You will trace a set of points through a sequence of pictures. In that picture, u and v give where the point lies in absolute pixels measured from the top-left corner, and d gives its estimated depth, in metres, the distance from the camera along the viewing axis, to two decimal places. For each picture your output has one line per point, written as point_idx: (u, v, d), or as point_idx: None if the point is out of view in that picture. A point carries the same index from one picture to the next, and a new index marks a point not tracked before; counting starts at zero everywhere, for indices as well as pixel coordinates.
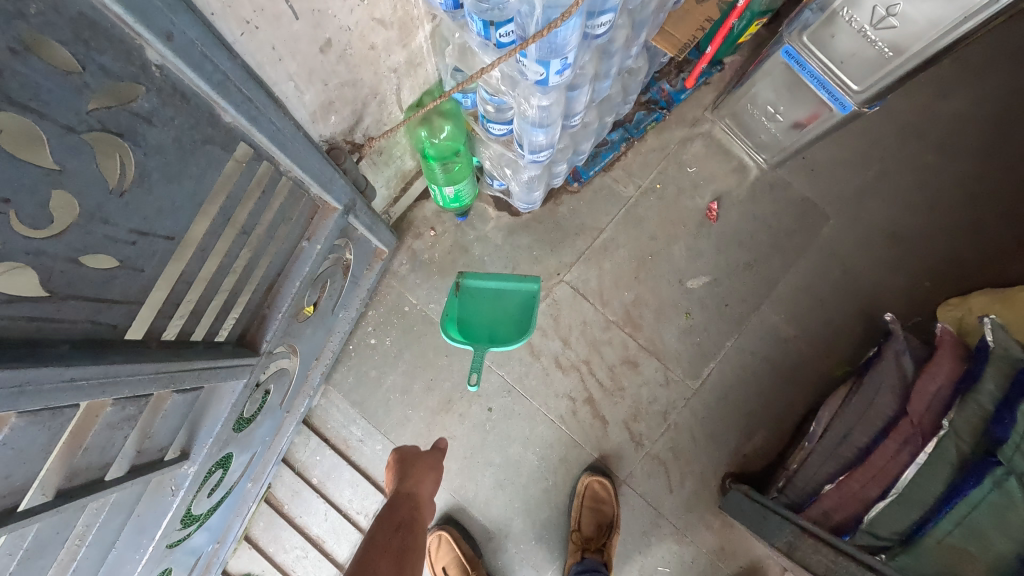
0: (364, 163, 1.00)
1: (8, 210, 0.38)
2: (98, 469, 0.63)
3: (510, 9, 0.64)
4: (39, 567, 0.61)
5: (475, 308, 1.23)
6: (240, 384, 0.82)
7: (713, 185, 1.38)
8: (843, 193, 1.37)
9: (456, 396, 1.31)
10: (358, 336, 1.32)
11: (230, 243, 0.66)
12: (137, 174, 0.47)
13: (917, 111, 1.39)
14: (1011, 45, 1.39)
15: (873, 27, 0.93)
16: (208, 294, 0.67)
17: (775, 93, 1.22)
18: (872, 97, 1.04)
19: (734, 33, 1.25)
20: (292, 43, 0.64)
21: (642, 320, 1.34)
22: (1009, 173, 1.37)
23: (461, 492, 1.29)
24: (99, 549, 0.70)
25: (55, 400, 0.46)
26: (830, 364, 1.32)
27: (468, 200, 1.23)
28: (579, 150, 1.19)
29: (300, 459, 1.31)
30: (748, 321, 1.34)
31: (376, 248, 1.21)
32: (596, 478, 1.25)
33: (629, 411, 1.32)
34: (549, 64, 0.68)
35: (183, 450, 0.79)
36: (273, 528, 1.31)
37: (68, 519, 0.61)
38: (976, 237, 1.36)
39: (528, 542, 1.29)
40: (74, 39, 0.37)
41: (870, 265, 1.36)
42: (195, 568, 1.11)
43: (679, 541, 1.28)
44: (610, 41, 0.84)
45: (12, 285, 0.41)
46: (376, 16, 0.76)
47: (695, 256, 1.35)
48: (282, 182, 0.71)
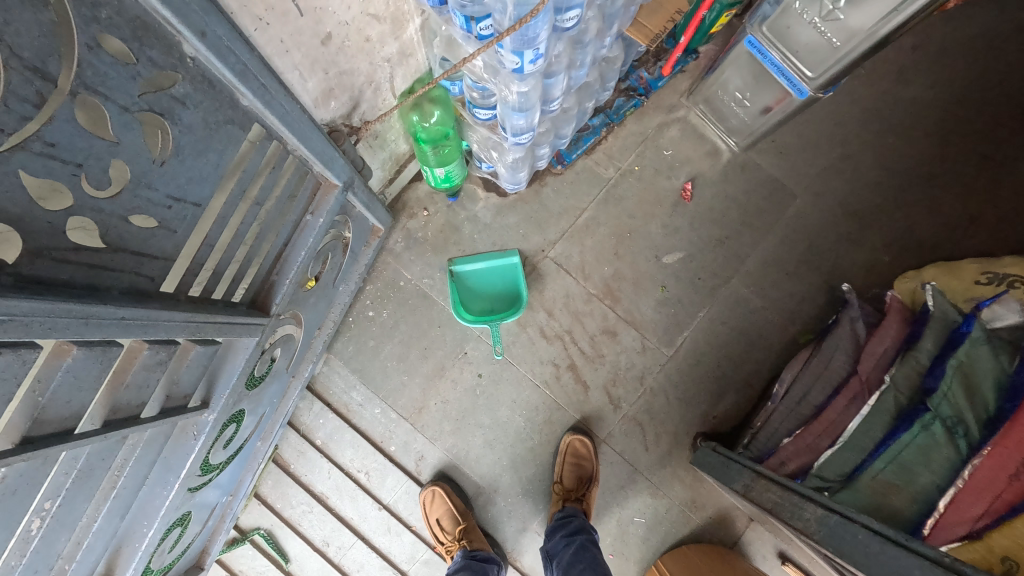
0: (361, 145, 1.10)
1: (81, 173, 0.48)
2: (135, 406, 0.73)
3: (487, 5, 0.73)
4: (88, 488, 0.71)
5: (474, 290, 1.43)
6: (253, 342, 0.92)
7: (688, 166, 1.47)
8: (809, 174, 1.47)
9: (448, 363, 1.42)
10: (357, 308, 1.43)
11: (246, 212, 0.76)
12: (173, 148, 0.56)
13: (879, 97, 1.48)
14: (968, 35, 1.49)
15: (823, 18, 1.03)
16: (227, 257, 0.77)
17: (742, 79, 1.32)
18: (825, 83, 1.12)
19: (706, 24, 1.34)
20: (298, 36, 0.73)
21: (622, 293, 1.45)
22: (965, 155, 1.47)
23: (454, 451, 1.41)
24: (135, 481, 0.80)
25: (109, 333, 0.56)
26: (795, 332, 1.43)
27: (458, 181, 1.33)
28: (561, 134, 1.28)
29: (305, 422, 1.42)
30: (720, 293, 1.45)
31: (373, 225, 1.31)
32: (577, 437, 1.37)
33: (608, 376, 1.43)
34: (523, 54, 0.77)
35: (204, 400, 0.90)
36: (281, 486, 1.42)
37: (111, 448, 0.72)
38: (933, 215, 1.46)
39: (516, 496, 1.41)
40: (131, 36, 0.46)
41: (833, 241, 1.46)
42: (212, 517, 1.22)
43: (654, 494, 1.40)
44: (581, 32, 0.93)
45: (81, 236, 0.51)
46: (371, 11, 0.85)
47: (670, 233, 1.45)
48: (289, 159, 0.81)
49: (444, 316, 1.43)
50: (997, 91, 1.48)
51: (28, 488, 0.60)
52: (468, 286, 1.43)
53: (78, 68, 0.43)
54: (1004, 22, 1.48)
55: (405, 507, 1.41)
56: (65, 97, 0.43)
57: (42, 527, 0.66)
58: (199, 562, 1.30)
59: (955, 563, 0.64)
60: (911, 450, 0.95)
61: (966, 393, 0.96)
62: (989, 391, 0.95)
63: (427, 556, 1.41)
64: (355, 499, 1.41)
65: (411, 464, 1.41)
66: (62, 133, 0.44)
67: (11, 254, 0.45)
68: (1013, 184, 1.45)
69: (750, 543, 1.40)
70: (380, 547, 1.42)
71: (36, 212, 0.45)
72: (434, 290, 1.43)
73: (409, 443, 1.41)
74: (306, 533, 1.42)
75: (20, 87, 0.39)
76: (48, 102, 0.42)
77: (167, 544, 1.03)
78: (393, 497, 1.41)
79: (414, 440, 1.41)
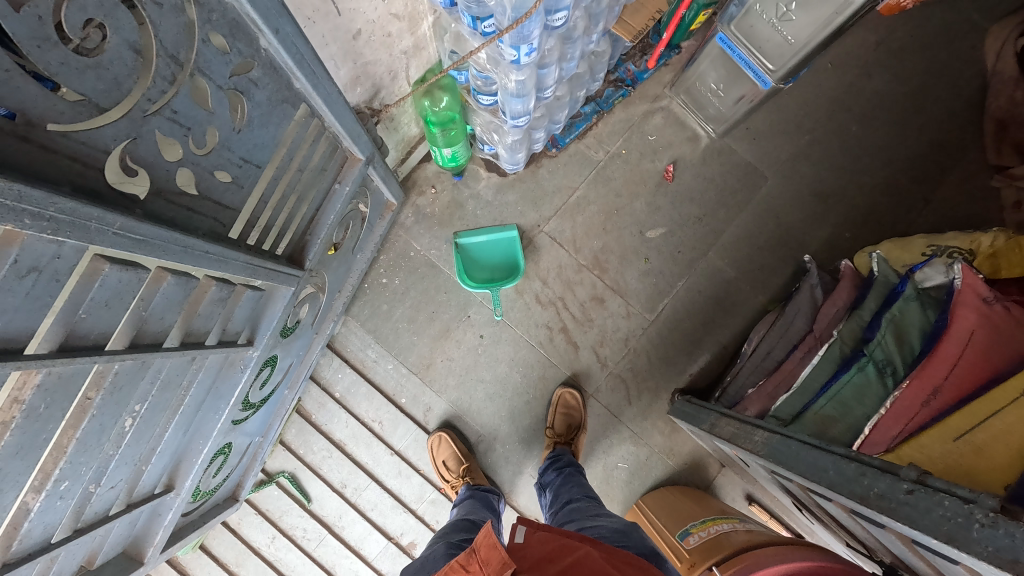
0: (379, 127, 1.26)
1: (189, 136, 0.65)
2: (202, 333, 0.89)
3: (489, 7, 0.89)
4: (165, 399, 0.88)
5: (476, 259, 1.59)
6: (289, 292, 1.07)
7: (670, 150, 1.62)
8: (779, 158, 1.63)
9: (453, 325, 1.59)
10: (372, 276, 1.59)
11: (291, 178, 0.92)
12: (247, 119, 0.73)
13: (845, 88, 1.63)
14: (927, 31, 1.62)
15: (778, 18, 1.18)
16: (276, 216, 0.93)
17: (717, 72, 1.46)
18: (786, 74, 1.28)
19: (686, 21, 1.48)
20: (335, 32, 0.90)
21: (609, 264, 1.61)
22: (921, 142, 1.62)
23: (458, 403, 1.59)
24: (197, 401, 0.97)
25: (198, 262, 0.72)
26: (764, 300, 1.60)
27: (463, 161, 1.49)
28: (554, 119, 1.44)
29: (325, 377, 1.60)
30: (697, 265, 1.61)
31: (387, 200, 1.47)
32: (568, 390, 1.55)
33: (596, 338, 1.60)
34: (520, 48, 0.93)
35: (250, 338, 1.05)
36: (304, 434, 1.59)
37: (183, 366, 0.88)
38: (890, 196, 1.62)
39: (513, 442, 1.60)
40: (225, 32, 0.64)
41: (800, 218, 1.62)
42: (246, 454, 1.39)
43: (636, 442, 1.58)
44: (569, 30, 1.10)
45: (184, 182, 0.67)
46: (392, 11, 1.01)
47: (653, 210, 1.62)
48: (325, 135, 0.97)
49: (450, 283, 1.60)
50: (953, 83, 1.62)
51: (127, 386, 0.76)
52: (470, 256, 1.59)
53: (195, 56, 0.60)
54: (960, 20, 1.62)
55: (414, 453, 1.60)
56: (186, 77, 0.60)
57: (132, 425, 0.83)
58: (234, 495, 1.48)
59: (861, 456, 0.81)
60: (849, 388, 1.12)
61: (896, 340, 1.12)
62: (915, 340, 1.12)
63: (434, 496, 1.60)
64: (370, 445, 1.59)
65: (420, 415, 1.60)
66: (182, 105, 0.61)
67: (143, 191, 0.61)
68: (964, 168, 1.61)
69: (721, 487, 1.57)
70: (391, 488, 1.60)
71: (160, 162, 0.62)
72: (441, 260, 1.60)
73: (418, 396, 1.60)
74: (326, 475, 1.60)
75: (162, 70, 0.57)
76: (177, 80, 0.59)
77: (213, 468, 1.21)
78: (403, 444, 1.60)
79: (423, 393, 1.60)
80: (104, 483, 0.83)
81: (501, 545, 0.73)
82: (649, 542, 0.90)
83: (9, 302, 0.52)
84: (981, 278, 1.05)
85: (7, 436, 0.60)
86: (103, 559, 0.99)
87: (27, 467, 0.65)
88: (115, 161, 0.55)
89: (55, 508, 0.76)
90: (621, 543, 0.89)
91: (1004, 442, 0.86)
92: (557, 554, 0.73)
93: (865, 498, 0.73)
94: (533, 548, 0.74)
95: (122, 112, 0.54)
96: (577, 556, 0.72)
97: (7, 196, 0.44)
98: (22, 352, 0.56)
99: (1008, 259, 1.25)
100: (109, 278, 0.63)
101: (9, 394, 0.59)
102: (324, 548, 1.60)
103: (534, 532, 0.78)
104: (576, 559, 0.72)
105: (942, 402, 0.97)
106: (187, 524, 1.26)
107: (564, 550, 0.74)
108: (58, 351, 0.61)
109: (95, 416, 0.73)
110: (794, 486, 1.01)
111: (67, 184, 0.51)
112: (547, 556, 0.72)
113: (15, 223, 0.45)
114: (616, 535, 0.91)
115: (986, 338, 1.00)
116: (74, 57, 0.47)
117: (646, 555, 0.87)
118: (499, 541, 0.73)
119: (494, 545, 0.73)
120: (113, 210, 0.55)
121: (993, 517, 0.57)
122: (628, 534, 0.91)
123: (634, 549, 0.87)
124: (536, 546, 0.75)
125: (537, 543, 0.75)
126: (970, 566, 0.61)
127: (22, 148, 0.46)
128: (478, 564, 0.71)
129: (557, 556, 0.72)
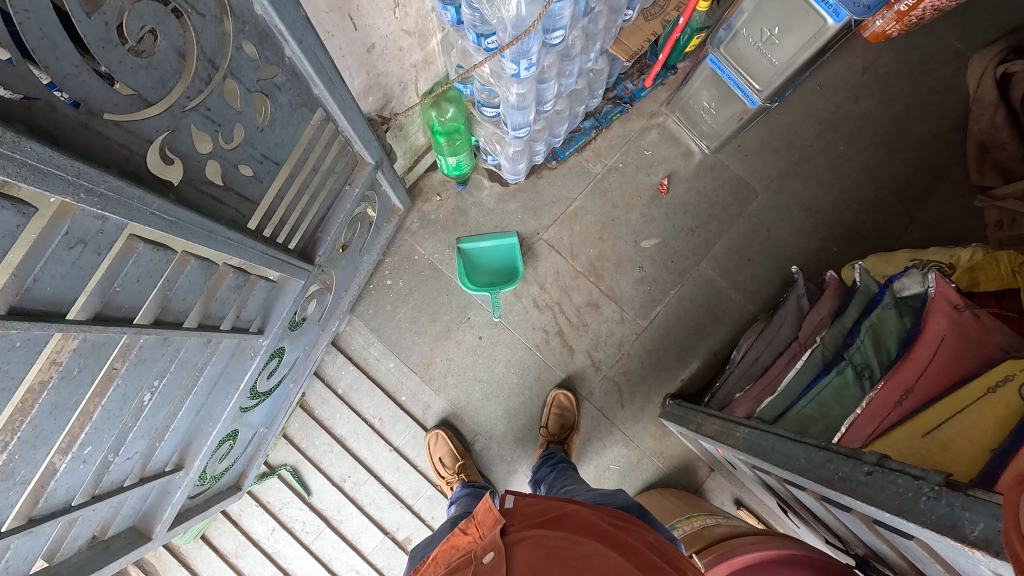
0: (389, 134, 1.35)
1: (219, 132, 0.73)
2: (218, 318, 0.95)
3: (492, 26, 0.98)
4: (181, 377, 0.93)
5: (476, 262, 1.67)
6: (299, 285, 1.13)
7: (665, 165, 1.70)
8: (769, 174, 1.70)
9: (453, 326, 1.67)
10: (377, 278, 1.67)
11: (306, 177, 0.99)
12: (269, 119, 0.82)
13: (833, 110, 1.70)
14: (913, 58, 1.70)
15: (763, 42, 1.26)
16: (290, 210, 1.00)
17: (710, 92, 1.53)
18: (773, 93, 1.36)
19: (681, 44, 1.55)
20: (350, 45, 0.98)
21: (604, 272, 1.68)
22: (907, 163, 1.69)
23: (456, 402, 1.66)
24: (210, 383, 1.02)
25: (219, 246, 0.79)
26: (753, 310, 1.66)
27: (467, 170, 1.58)
28: (554, 132, 1.52)
29: (329, 373, 1.66)
30: (689, 275, 1.67)
31: (394, 205, 1.55)
32: (562, 392, 1.62)
33: (591, 342, 1.67)
34: (519, 62, 1.02)
35: (261, 327, 1.10)
36: (306, 428, 1.65)
37: (199, 348, 0.93)
38: (877, 212, 1.68)
39: (508, 441, 1.66)
40: (256, 41, 0.73)
41: (789, 232, 1.68)
42: (251, 444, 1.44)
43: (627, 445, 1.64)
44: (568, 48, 1.18)
45: (212, 173, 0.75)
46: (405, 28, 1.10)
47: (648, 221, 1.69)
48: (338, 139, 1.05)
49: (452, 286, 1.67)
50: (937, 107, 1.69)
51: (149, 360, 0.82)
52: (472, 261, 1.66)
53: (229, 61, 0.69)
54: (946, 46, 1.69)
55: (413, 450, 1.65)
56: (219, 79, 0.69)
57: (151, 400, 0.89)
58: (237, 485, 1.52)
59: (831, 445, 0.86)
60: (829, 390, 1.17)
61: (873, 345, 1.18)
62: (892, 345, 1.18)
63: (430, 492, 1.65)
64: (370, 441, 1.65)
65: (419, 412, 1.66)
66: (215, 104, 0.70)
67: (176, 178, 0.68)
68: (948, 188, 1.67)
69: (710, 491, 1.62)
70: (389, 484, 1.65)
71: (193, 153, 0.70)
72: (443, 264, 1.67)
73: (417, 394, 1.66)
74: (326, 470, 1.65)
75: (201, 72, 0.65)
76: (212, 81, 0.68)
77: (219, 454, 1.25)
78: (402, 440, 1.66)
79: (423, 392, 1.66)
80: (122, 453, 0.89)
81: (497, 508, 0.79)
82: (633, 499, 0.95)
83: (57, 270, 0.59)
84: (953, 287, 1.10)
85: (45, 394, 0.67)
86: (114, 529, 1.05)
87: (60, 426, 0.72)
88: (155, 150, 0.63)
89: (78, 472, 0.82)
90: (604, 501, 0.95)
91: (968, 438, 0.91)
92: (546, 510, 0.78)
93: (831, 481, 0.79)
94: (524, 507, 0.79)
95: (164, 107, 0.62)
96: (565, 510, 0.78)
97: (68, 172, 0.51)
98: (64, 317, 0.63)
99: (985, 273, 1.29)
100: (142, 256, 0.70)
101: (49, 355, 0.65)
102: (322, 542, 1.64)
103: (523, 496, 0.82)
104: (565, 512, 0.77)
105: (914, 402, 1.02)
106: (192, 507, 1.31)
107: (553, 506, 0.78)
108: (93, 319, 0.68)
109: (119, 385, 0.79)
110: (773, 480, 1.05)
111: (114, 168, 0.58)
112: (538, 511, 0.78)
113: (72, 196, 0.53)
114: (601, 496, 0.97)
115: (956, 344, 1.05)
116: (130, 57, 0.55)
117: (630, 508, 0.93)
118: (495, 504, 0.79)
119: (490, 507, 0.79)
120: (150, 192, 0.62)
121: (938, 489, 0.62)
122: (613, 493, 0.97)
123: (618, 503, 0.94)
124: (527, 506, 0.80)
125: (526, 504, 0.80)
126: (921, 539, 0.65)
127: (82, 134, 0.54)
128: (474, 528, 0.79)
129: (547, 510, 0.78)
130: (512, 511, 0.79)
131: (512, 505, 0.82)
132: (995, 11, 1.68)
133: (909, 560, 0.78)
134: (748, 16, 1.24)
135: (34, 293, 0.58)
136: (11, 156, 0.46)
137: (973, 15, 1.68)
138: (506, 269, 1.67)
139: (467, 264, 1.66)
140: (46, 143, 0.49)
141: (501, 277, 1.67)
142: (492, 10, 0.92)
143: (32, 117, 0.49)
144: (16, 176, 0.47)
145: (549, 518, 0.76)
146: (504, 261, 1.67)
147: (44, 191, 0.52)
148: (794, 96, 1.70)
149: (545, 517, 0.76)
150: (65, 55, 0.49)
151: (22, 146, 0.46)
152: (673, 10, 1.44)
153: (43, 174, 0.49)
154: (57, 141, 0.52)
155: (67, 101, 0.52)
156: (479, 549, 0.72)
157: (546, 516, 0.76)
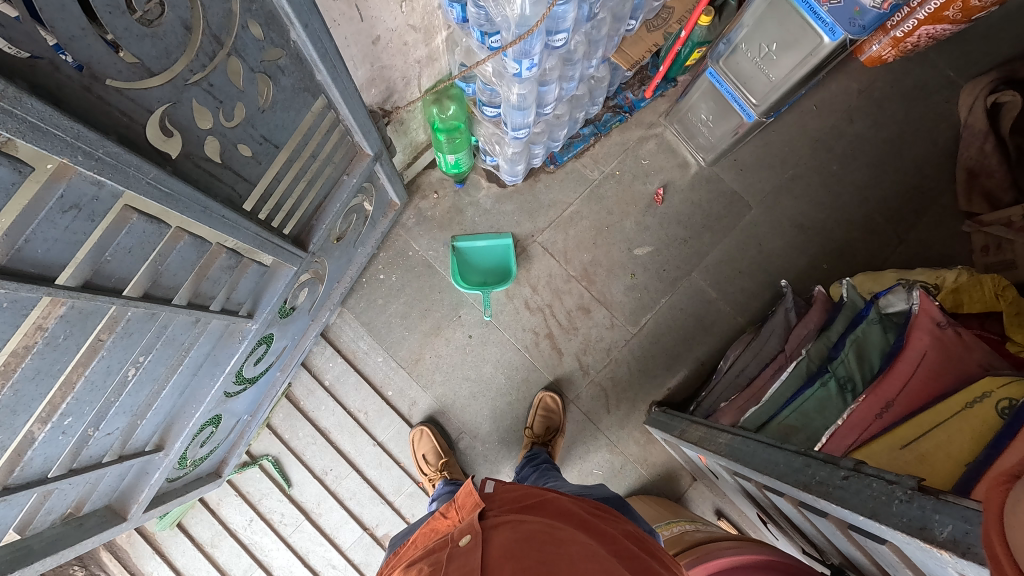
0: (389, 128, 1.36)
1: (220, 109, 0.74)
2: (208, 297, 0.94)
3: (497, 24, 0.99)
4: (167, 354, 0.92)
5: (470, 259, 1.68)
6: (291, 272, 1.12)
7: (661, 175, 1.72)
8: (763, 189, 1.72)
9: (444, 324, 1.67)
10: (371, 272, 1.67)
11: (304, 163, 1.00)
12: (271, 101, 0.83)
13: (828, 130, 1.74)
14: (907, 84, 1.73)
15: (762, 57, 1.28)
16: (286, 195, 1.00)
17: (708, 105, 1.55)
18: (769, 108, 1.39)
19: (681, 57, 1.58)
20: (356, 36, 1.00)
21: (596, 276, 1.69)
22: (898, 186, 1.72)
23: (442, 399, 1.66)
24: (195, 363, 1.01)
25: (213, 224, 0.79)
26: (742, 321, 1.68)
27: (465, 169, 1.60)
28: (553, 136, 1.54)
29: (317, 364, 1.66)
30: (680, 284, 1.69)
31: (390, 200, 1.55)
32: (549, 394, 1.63)
33: (580, 346, 1.68)
34: (521, 62, 1.03)
35: (250, 312, 1.09)
36: (291, 419, 1.65)
37: (187, 327, 0.92)
38: (867, 232, 1.70)
39: (493, 440, 1.66)
40: (263, 22, 0.74)
41: (780, 247, 1.70)
42: (234, 431, 1.43)
43: (611, 450, 1.65)
44: (569, 52, 1.20)
45: (210, 149, 0.76)
46: (410, 23, 1.11)
47: (642, 229, 1.70)
48: (338, 127, 1.06)
49: (444, 284, 1.68)
50: (928, 133, 1.72)
51: (136, 335, 0.82)
52: (466, 259, 1.67)
53: (234, 39, 0.70)
54: (939, 74, 1.73)
55: (397, 446, 1.65)
56: (223, 56, 0.70)
57: (135, 375, 0.88)
58: (217, 472, 1.51)
59: (809, 451, 0.88)
60: (811, 402, 1.18)
61: (857, 359, 1.19)
62: (875, 360, 1.19)
63: (412, 489, 1.64)
64: (355, 435, 1.65)
65: (405, 408, 1.66)
66: (217, 81, 0.71)
67: (174, 151, 0.69)
68: (937, 212, 1.69)
69: (691, 500, 1.63)
70: (371, 479, 1.65)
71: (193, 127, 0.71)
72: (437, 261, 1.68)
73: (404, 389, 1.66)
74: (309, 462, 1.64)
75: (206, 47, 0.67)
76: (216, 57, 0.69)
77: (200, 438, 1.24)
78: (386, 436, 1.65)
79: (410, 388, 1.66)
80: (102, 428, 0.88)
81: (478, 493, 0.81)
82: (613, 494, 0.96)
83: (50, 234, 0.59)
84: (937, 304, 1.12)
85: (28, 359, 0.67)
86: (89, 506, 1.04)
87: (42, 393, 0.72)
88: (155, 122, 0.64)
89: (55, 443, 0.81)
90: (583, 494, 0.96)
91: (944, 451, 0.93)
92: (525, 496, 0.79)
93: (808, 485, 0.80)
94: (504, 492, 0.80)
95: (166, 79, 0.63)
96: (545, 497, 0.78)
97: (67, 133, 0.52)
98: (53, 281, 0.63)
99: (970, 295, 1.30)
100: (136, 227, 0.70)
101: (35, 320, 0.65)
102: (299, 535, 1.63)
103: (503, 482, 0.83)
104: (544, 499, 0.78)
105: (894, 415, 1.04)
106: (170, 491, 1.30)
107: (534, 493, 0.79)
108: (83, 286, 0.67)
109: (104, 357, 0.78)
110: (753, 486, 1.06)
111: (111, 135, 0.59)
112: (517, 496, 0.78)
113: (70, 157, 0.53)
114: (581, 491, 0.98)
115: (936, 359, 1.07)
116: (136, 26, 0.56)
117: (609, 501, 0.93)
118: (475, 488, 0.81)
119: (471, 492, 0.81)
120: (148, 161, 0.63)
121: (911, 493, 0.64)
122: (594, 488, 0.97)
123: (598, 495, 0.95)
124: (506, 491, 0.80)
125: (506, 490, 0.81)
126: (895, 544, 0.66)
127: (84, 97, 0.55)
128: (454, 512, 0.81)
129: (526, 496, 0.78)
130: (492, 496, 0.80)
131: (492, 490, 0.83)
132: (988, 43, 1.72)
133: (882, 566, 0.79)
134: (747, 31, 1.27)
135: (25, 255, 0.58)
136: (6, 111, 0.46)
137: (967, 45, 1.72)
138: (500, 267, 1.68)
139: (462, 260, 1.67)
140: (47, 103, 0.50)
141: (495, 273, 1.68)
142: (496, 8, 0.94)
143: (36, 76, 0.50)
144: (15, 133, 0.47)
145: (529, 504, 0.76)
146: (498, 257, 1.67)
147: (39, 150, 0.52)
148: (789, 115, 1.73)
149: (524, 502, 0.76)
150: (72, 16, 0.50)
151: (20, 102, 0.46)
152: (676, 23, 1.46)
153: (41, 133, 0.49)
154: (59, 102, 0.53)
155: (71, 65, 0.53)
156: (455, 532, 0.72)
157: (525, 501, 0.77)
